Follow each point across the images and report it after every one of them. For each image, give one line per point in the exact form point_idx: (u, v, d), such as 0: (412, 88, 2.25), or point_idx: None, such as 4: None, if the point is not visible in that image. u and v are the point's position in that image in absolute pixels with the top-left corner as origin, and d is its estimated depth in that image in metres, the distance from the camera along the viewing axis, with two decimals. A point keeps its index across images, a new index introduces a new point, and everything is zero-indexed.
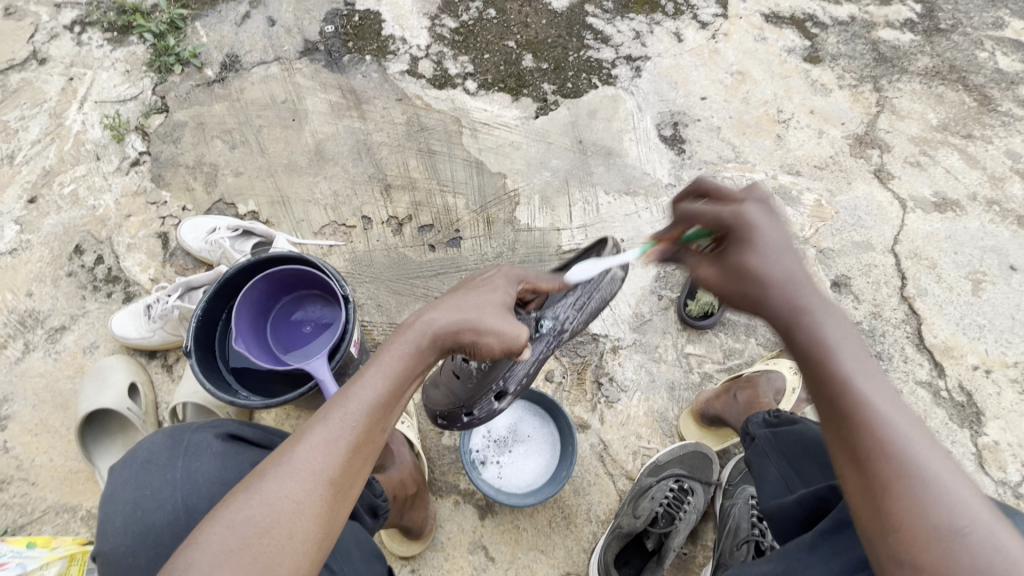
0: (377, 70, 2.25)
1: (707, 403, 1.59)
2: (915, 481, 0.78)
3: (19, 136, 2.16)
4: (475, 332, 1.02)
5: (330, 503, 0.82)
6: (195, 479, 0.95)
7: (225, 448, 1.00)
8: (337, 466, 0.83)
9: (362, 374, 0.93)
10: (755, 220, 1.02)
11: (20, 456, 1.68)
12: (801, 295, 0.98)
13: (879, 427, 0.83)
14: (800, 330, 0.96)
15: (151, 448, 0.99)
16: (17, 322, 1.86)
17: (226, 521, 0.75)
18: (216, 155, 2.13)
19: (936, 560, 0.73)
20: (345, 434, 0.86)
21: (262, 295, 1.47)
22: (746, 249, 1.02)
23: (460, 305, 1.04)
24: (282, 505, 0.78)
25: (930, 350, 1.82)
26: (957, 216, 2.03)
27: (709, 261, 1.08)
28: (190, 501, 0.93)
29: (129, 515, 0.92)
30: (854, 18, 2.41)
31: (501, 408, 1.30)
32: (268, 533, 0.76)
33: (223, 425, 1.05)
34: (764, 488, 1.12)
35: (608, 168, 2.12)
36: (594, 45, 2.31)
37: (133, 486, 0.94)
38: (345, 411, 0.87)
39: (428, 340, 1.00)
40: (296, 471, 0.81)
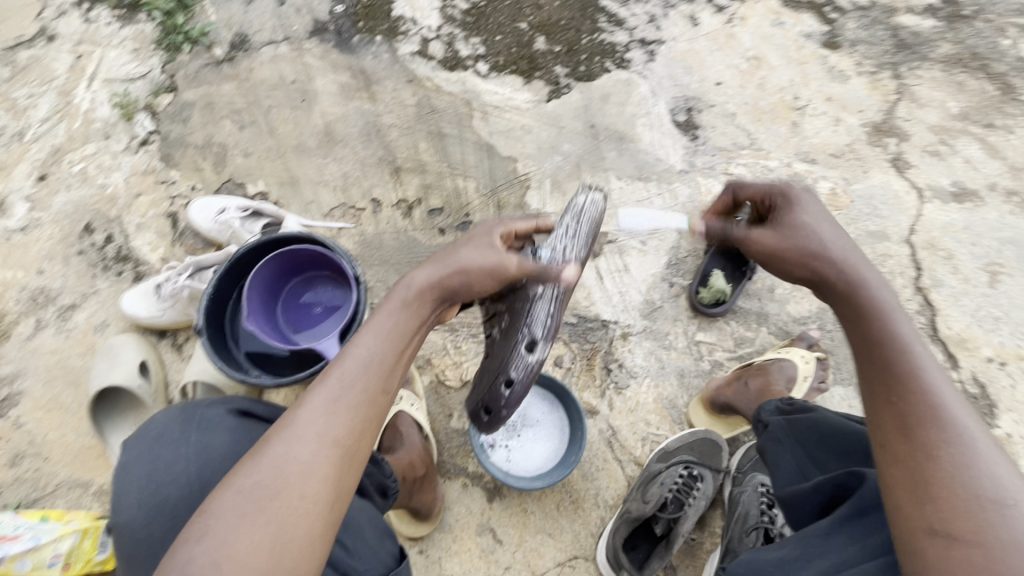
0: (388, 50, 2.23)
1: (718, 390, 1.58)
2: (962, 452, 0.81)
3: (28, 114, 2.15)
4: (463, 273, 1.00)
5: (337, 464, 0.80)
6: (209, 452, 0.96)
7: (237, 423, 1.01)
8: (342, 426, 0.83)
9: (357, 336, 0.92)
10: (803, 202, 1.19)
11: (33, 432, 1.69)
12: (859, 270, 1.07)
13: (929, 395, 0.88)
14: (863, 299, 1.04)
15: (162, 423, 0.99)
16: (28, 299, 1.87)
17: (236, 487, 0.76)
18: (226, 135, 2.12)
19: (976, 527, 0.74)
20: (344, 394, 0.85)
21: (272, 275, 1.46)
22: (790, 212, 1.18)
23: (446, 255, 1.02)
24: (290, 468, 0.78)
25: (944, 341, 1.80)
26: (975, 207, 2.00)
27: (764, 229, 1.19)
28: (204, 474, 0.93)
29: (143, 489, 0.92)
30: (874, 3, 2.36)
31: (539, 361, 1.17)
32: (276, 496, 0.75)
33: (233, 401, 1.06)
34: (779, 474, 1.12)
35: (620, 154, 2.09)
36: (608, 28, 2.27)
37: (145, 461, 0.94)
38: (344, 371, 0.87)
39: (414, 296, 0.98)
40: (299, 434, 0.80)
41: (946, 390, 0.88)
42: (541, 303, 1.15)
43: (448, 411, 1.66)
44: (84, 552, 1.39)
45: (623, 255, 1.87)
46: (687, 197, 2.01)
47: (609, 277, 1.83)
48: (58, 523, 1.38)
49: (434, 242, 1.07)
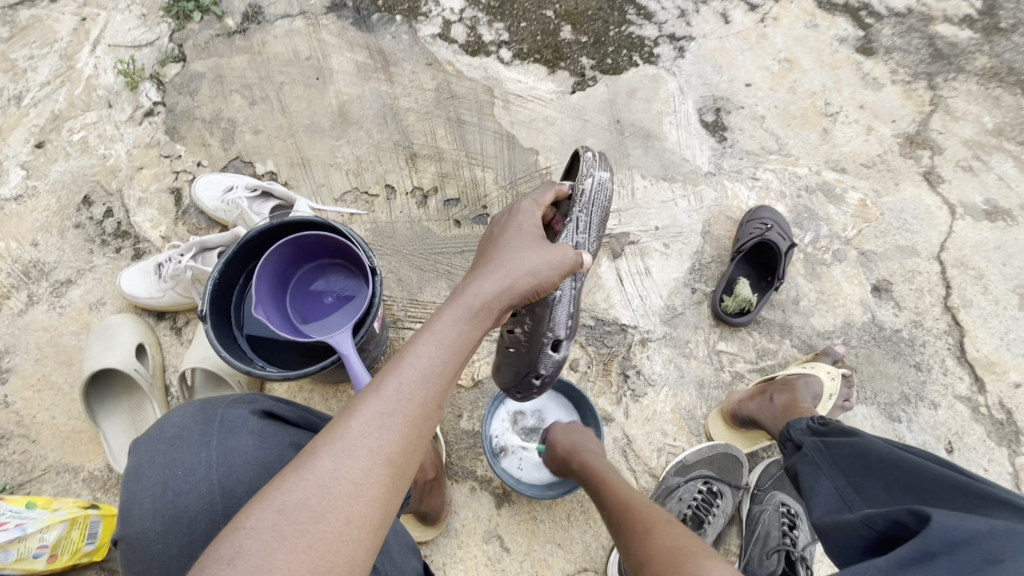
0: (407, 31, 2.13)
1: (740, 403, 1.53)
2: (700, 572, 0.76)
3: (27, 77, 2.05)
4: (530, 278, 1.02)
5: (389, 484, 0.74)
6: (232, 459, 0.87)
7: (261, 426, 0.93)
8: (396, 442, 0.76)
9: (414, 343, 0.86)
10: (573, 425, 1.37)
11: (21, 412, 1.61)
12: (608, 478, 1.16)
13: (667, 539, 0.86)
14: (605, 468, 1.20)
15: (181, 424, 0.91)
16: (21, 272, 1.78)
17: (277, 504, 0.67)
18: (235, 110, 2.02)
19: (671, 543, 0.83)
20: (402, 407, 0.79)
21: (283, 261, 1.38)
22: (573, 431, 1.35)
23: (502, 268, 1.01)
24: (339, 486, 0.70)
25: (971, 364, 1.75)
26: (1007, 226, 1.94)
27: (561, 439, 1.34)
28: (226, 484, 0.85)
29: (159, 497, 0.85)
30: (911, 10, 2.28)
31: (563, 356, 1.31)
32: (324, 517, 0.68)
33: (258, 401, 0.98)
34: (816, 504, 1.03)
35: (646, 152, 2.02)
36: (637, 20, 2.18)
37: (163, 467, 0.87)
38: (401, 381, 0.81)
39: (482, 304, 0.95)
40: (353, 448, 0.73)
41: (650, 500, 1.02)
42: (560, 307, 1.24)
43: (457, 411, 1.59)
44: (71, 543, 1.32)
45: (645, 258, 1.82)
46: (713, 201, 1.94)
47: (629, 280, 1.77)
48: (45, 510, 1.31)
49: (496, 247, 1.07)
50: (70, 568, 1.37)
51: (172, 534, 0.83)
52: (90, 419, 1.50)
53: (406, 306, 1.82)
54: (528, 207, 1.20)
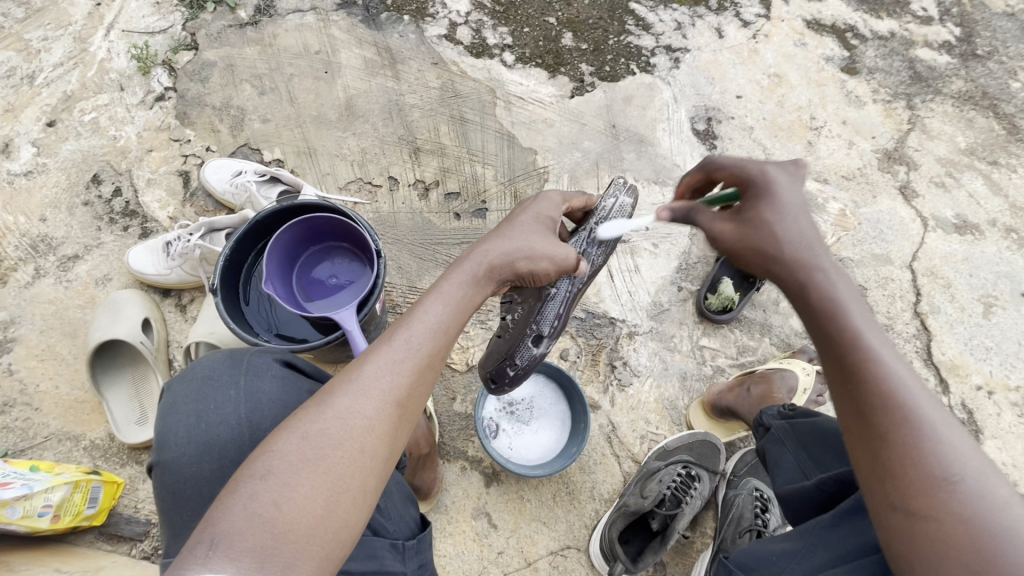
0: (415, 31, 2.21)
1: (720, 394, 1.61)
2: (914, 432, 0.82)
3: (41, 57, 2.09)
4: (533, 258, 1.05)
5: (397, 422, 0.82)
6: (259, 398, 0.94)
7: (284, 372, 1.00)
8: (406, 385, 0.84)
9: (424, 301, 0.93)
10: (779, 182, 1.03)
11: (25, 380, 1.65)
12: (810, 253, 0.99)
13: (884, 383, 0.86)
14: (815, 288, 0.96)
15: (211, 366, 0.97)
16: (28, 246, 1.82)
17: (299, 433, 0.76)
18: (244, 99, 2.09)
19: (932, 507, 0.77)
20: (412, 354, 0.86)
21: (292, 242, 1.45)
22: (763, 202, 1.03)
23: (509, 237, 1.06)
24: (354, 420, 0.78)
25: (937, 366, 1.86)
26: (975, 240, 2.06)
27: (726, 217, 1.07)
28: (253, 418, 0.92)
29: (192, 428, 0.91)
30: (894, 34, 2.41)
31: (542, 353, 1.30)
32: (341, 446, 0.76)
33: (281, 352, 1.05)
34: (779, 474, 1.16)
35: (639, 156, 2.11)
36: (635, 31, 2.29)
37: (195, 400, 0.93)
38: (411, 333, 0.88)
39: (484, 271, 1.01)
40: (366, 389, 0.80)
41: (919, 388, 0.86)
42: (552, 303, 1.26)
43: (451, 394, 1.66)
44: (73, 505, 1.36)
45: (634, 255, 1.88)
46: None
47: (620, 276, 1.84)
48: (49, 473, 1.35)
49: (508, 222, 1.11)
50: (69, 531, 1.41)
51: (189, 479, 0.89)
52: (94, 388, 1.54)
53: (405, 293, 1.88)
54: (556, 196, 1.22)
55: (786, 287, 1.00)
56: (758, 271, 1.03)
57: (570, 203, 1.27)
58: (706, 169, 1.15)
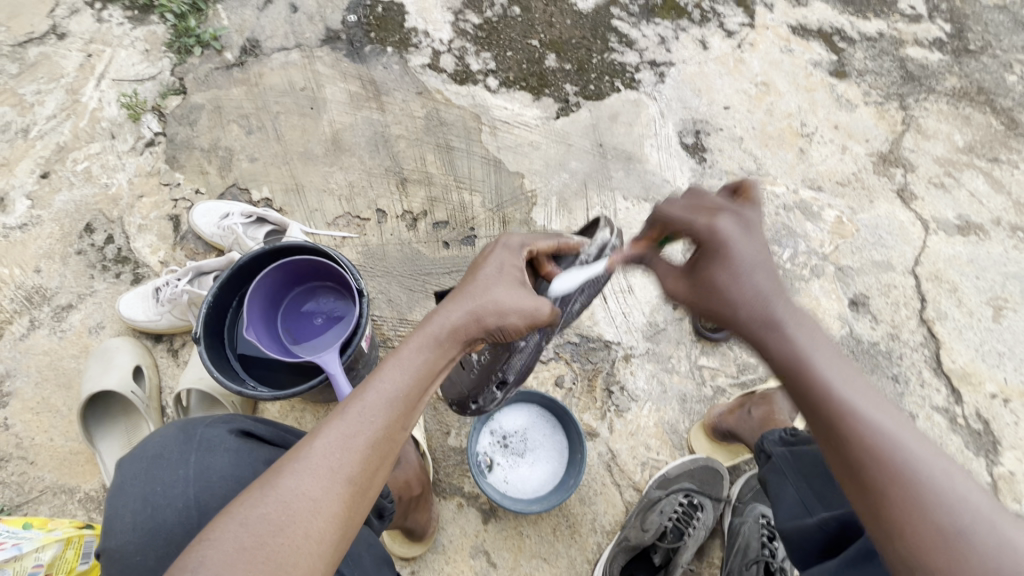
0: (399, 62, 2.23)
1: (720, 417, 1.57)
2: (912, 489, 0.80)
3: (35, 110, 2.13)
4: (500, 315, 1.03)
5: (347, 503, 0.81)
6: (209, 475, 0.94)
7: (238, 444, 0.99)
8: (357, 462, 0.83)
9: (381, 368, 0.93)
10: (731, 236, 0.99)
11: (20, 434, 1.66)
12: (775, 312, 0.96)
13: (872, 449, 0.83)
14: (775, 347, 0.94)
15: (162, 441, 0.97)
16: (23, 298, 1.84)
17: (240, 518, 0.75)
18: (232, 139, 2.10)
19: (948, 561, 0.76)
20: (365, 429, 0.86)
21: (275, 284, 1.45)
22: (716, 262, 0.99)
23: (474, 293, 1.04)
24: (299, 502, 0.77)
25: (948, 375, 1.80)
26: (980, 241, 2.01)
27: (681, 273, 1.06)
28: (202, 498, 0.92)
29: (139, 511, 0.90)
30: (882, 34, 2.38)
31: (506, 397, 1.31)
32: (283, 531, 0.75)
33: (237, 420, 1.04)
34: (781, 508, 1.11)
35: (627, 174, 2.09)
36: (619, 48, 2.28)
37: (143, 481, 0.92)
38: (365, 406, 0.87)
39: (446, 335, 0.99)
40: (315, 467, 0.80)
41: (905, 436, 0.84)
42: (520, 355, 1.22)
43: (445, 428, 1.63)
44: (65, 563, 1.30)
45: (626, 275, 1.84)
46: None
47: (612, 298, 1.81)
48: (41, 530, 1.31)
49: (473, 276, 1.08)
50: None
51: (154, 546, 0.88)
52: (86, 441, 1.55)
53: (396, 326, 1.87)
54: (518, 241, 1.17)
55: (747, 343, 0.99)
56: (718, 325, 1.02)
57: (534, 247, 1.18)
58: (659, 220, 1.09)
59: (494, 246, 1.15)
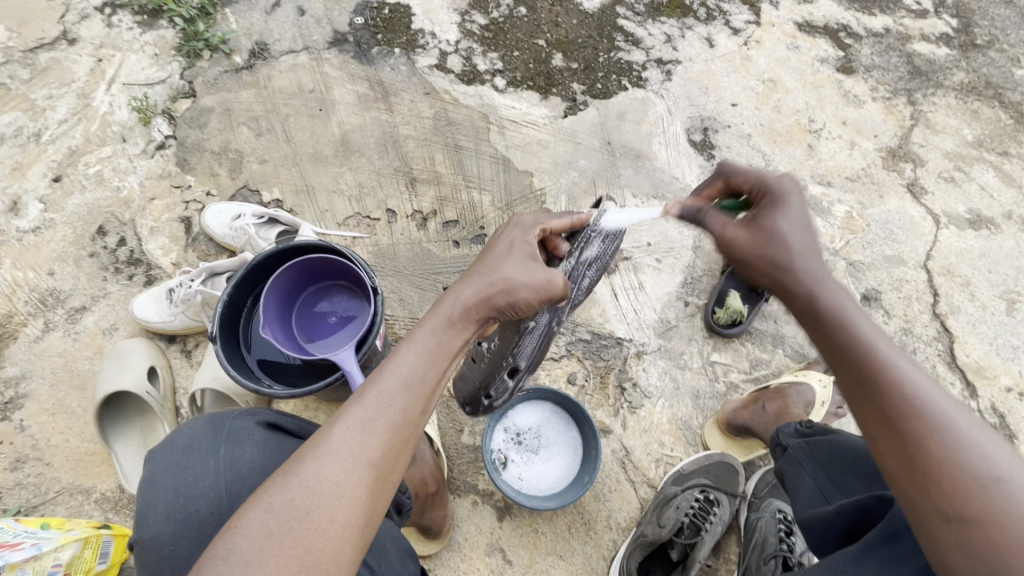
0: (406, 63, 2.24)
1: (734, 412, 1.56)
2: (948, 434, 0.79)
3: (46, 115, 2.15)
4: (512, 292, 1.03)
5: (370, 486, 0.81)
6: (239, 465, 0.94)
7: (266, 436, 1.00)
8: (377, 445, 0.83)
9: (396, 354, 0.93)
10: (792, 191, 1.08)
11: (36, 436, 1.67)
12: (819, 263, 1.01)
13: (913, 391, 0.83)
14: (822, 295, 0.98)
15: (191, 433, 0.97)
16: (37, 301, 1.85)
17: (265, 505, 0.76)
18: (242, 141, 2.12)
19: (986, 511, 0.72)
20: (383, 413, 0.86)
21: (289, 283, 1.46)
22: (777, 210, 1.07)
23: (486, 272, 1.04)
24: (322, 487, 0.78)
25: (962, 369, 1.79)
26: (991, 234, 2.00)
27: (738, 224, 1.10)
28: (233, 489, 0.92)
29: (171, 501, 0.90)
30: (889, 30, 2.38)
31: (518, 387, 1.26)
32: (308, 516, 0.75)
33: (263, 414, 1.05)
34: (799, 498, 1.11)
35: (636, 171, 2.10)
36: (625, 47, 2.29)
37: (173, 472, 0.93)
38: (383, 390, 0.87)
39: (460, 313, 1.00)
40: (335, 452, 0.80)
41: (938, 386, 0.84)
42: (530, 336, 1.22)
43: (458, 426, 1.64)
44: (83, 562, 1.31)
45: (637, 273, 1.84)
46: None
47: (623, 295, 1.81)
48: (59, 531, 1.31)
49: (484, 258, 1.09)
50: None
51: (185, 538, 0.88)
52: (103, 441, 1.56)
53: (407, 325, 1.87)
54: (529, 221, 1.18)
55: (792, 298, 1.01)
56: (764, 279, 1.05)
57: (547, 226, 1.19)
58: (723, 175, 1.23)
59: (505, 228, 1.16)
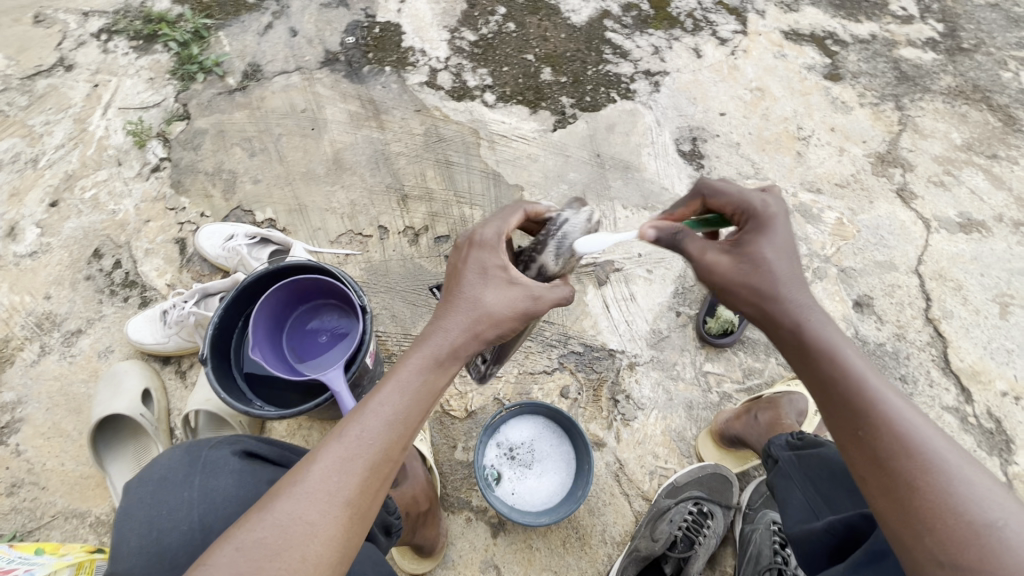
0: (397, 81, 2.27)
1: (728, 423, 1.56)
2: (939, 476, 0.80)
3: (43, 140, 2.18)
4: (502, 326, 1.05)
5: (346, 524, 0.82)
6: (213, 496, 0.95)
7: (241, 466, 1.01)
8: (354, 485, 0.84)
9: (379, 391, 0.93)
10: (779, 214, 1.05)
11: (32, 460, 1.68)
12: (801, 293, 1.00)
13: (909, 439, 0.84)
14: (810, 328, 0.97)
15: (167, 464, 0.98)
16: (34, 324, 1.87)
17: (237, 542, 0.76)
18: (236, 162, 2.14)
19: (979, 556, 0.73)
20: (363, 453, 0.86)
21: (279, 303, 1.47)
22: (761, 236, 1.04)
23: (464, 307, 1.04)
24: (296, 526, 0.78)
25: (957, 375, 1.78)
26: (983, 238, 2.00)
27: (721, 248, 1.06)
28: (208, 520, 0.93)
29: (144, 536, 0.90)
30: (875, 36, 2.40)
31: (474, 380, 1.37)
32: (280, 555, 0.76)
33: (239, 442, 1.06)
34: (789, 513, 1.12)
35: (626, 182, 2.11)
36: (613, 59, 2.31)
37: (148, 505, 0.93)
38: (364, 427, 0.88)
39: (447, 355, 1.00)
40: (312, 492, 0.81)
41: (929, 427, 0.85)
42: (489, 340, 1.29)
43: (451, 442, 1.64)
44: None
45: (628, 284, 1.85)
46: None
47: (615, 306, 1.81)
48: (52, 556, 1.18)
49: (459, 286, 1.07)
50: None
51: (160, 569, 0.89)
52: (97, 465, 1.56)
53: (400, 341, 1.88)
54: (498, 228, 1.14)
55: (779, 329, 1.00)
56: (749, 310, 1.03)
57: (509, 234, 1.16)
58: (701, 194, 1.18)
59: (468, 249, 1.11)
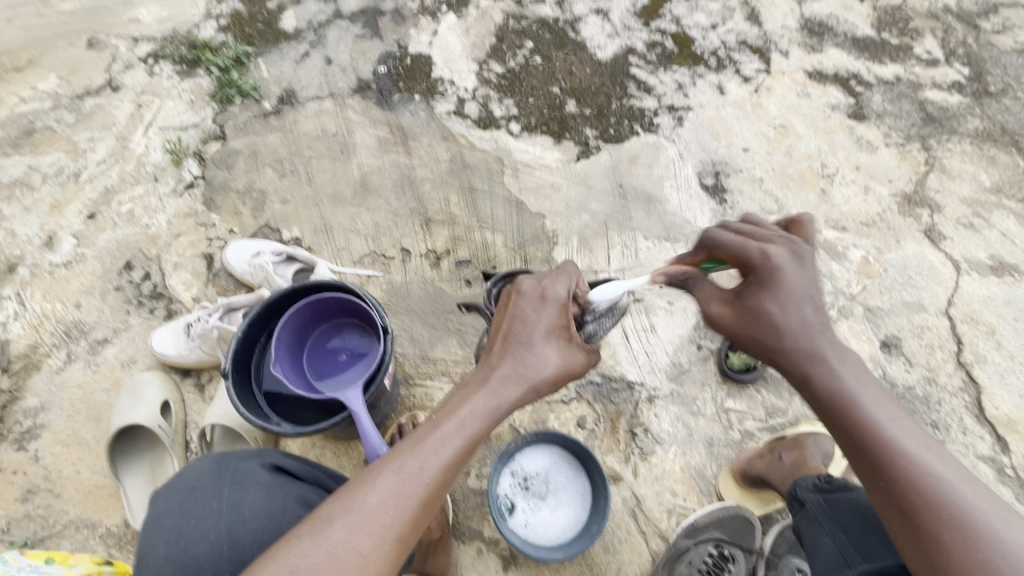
0: (425, 109, 2.33)
1: (750, 462, 1.50)
2: (963, 526, 0.85)
3: (86, 156, 2.27)
4: (556, 382, 1.06)
5: (392, 558, 0.83)
6: (241, 508, 0.95)
7: (270, 479, 1.00)
8: (405, 521, 0.85)
9: (439, 430, 0.93)
10: (784, 265, 1.03)
11: (50, 466, 1.71)
12: (814, 343, 1.01)
13: (934, 492, 0.87)
14: (822, 380, 0.99)
15: (197, 474, 0.99)
16: (63, 332, 1.91)
17: (290, 565, 0.77)
18: (267, 182, 2.21)
19: None
20: (418, 491, 0.87)
21: (302, 321, 1.49)
22: (765, 291, 1.04)
23: (526, 358, 1.03)
24: (350, 556, 0.80)
25: (992, 423, 1.74)
26: (1014, 282, 1.97)
27: (726, 299, 1.10)
28: (233, 534, 0.92)
29: (172, 545, 0.92)
30: (900, 78, 2.40)
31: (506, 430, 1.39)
32: None
33: (268, 455, 1.05)
34: (818, 558, 1.07)
35: (648, 215, 2.12)
36: (637, 94, 2.35)
37: (179, 514, 0.94)
38: (422, 466, 0.88)
39: (506, 406, 1.00)
40: (366, 523, 0.82)
41: (954, 478, 0.89)
42: None
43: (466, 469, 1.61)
44: None
45: (649, 314, 1.81)
46: None
47: (635, 337, 1.78)
48: (64, 566, 1.17)
49: (521, 331, 1.05)
50: None
51: None
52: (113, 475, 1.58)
53: (418, 363, 1.88)
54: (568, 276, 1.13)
55: (792, 377, 1.03)
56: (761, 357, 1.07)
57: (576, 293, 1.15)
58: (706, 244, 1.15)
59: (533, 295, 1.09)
